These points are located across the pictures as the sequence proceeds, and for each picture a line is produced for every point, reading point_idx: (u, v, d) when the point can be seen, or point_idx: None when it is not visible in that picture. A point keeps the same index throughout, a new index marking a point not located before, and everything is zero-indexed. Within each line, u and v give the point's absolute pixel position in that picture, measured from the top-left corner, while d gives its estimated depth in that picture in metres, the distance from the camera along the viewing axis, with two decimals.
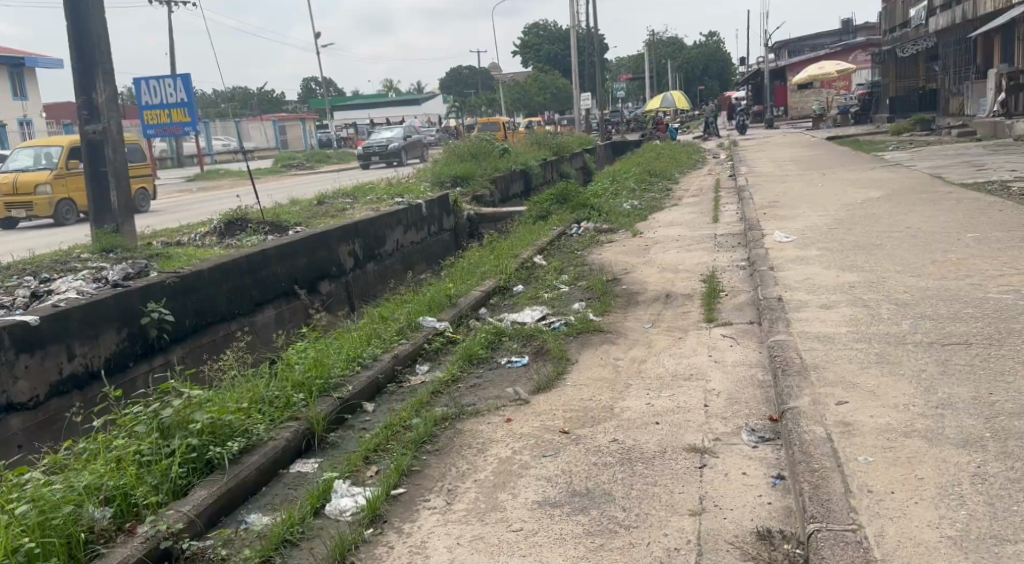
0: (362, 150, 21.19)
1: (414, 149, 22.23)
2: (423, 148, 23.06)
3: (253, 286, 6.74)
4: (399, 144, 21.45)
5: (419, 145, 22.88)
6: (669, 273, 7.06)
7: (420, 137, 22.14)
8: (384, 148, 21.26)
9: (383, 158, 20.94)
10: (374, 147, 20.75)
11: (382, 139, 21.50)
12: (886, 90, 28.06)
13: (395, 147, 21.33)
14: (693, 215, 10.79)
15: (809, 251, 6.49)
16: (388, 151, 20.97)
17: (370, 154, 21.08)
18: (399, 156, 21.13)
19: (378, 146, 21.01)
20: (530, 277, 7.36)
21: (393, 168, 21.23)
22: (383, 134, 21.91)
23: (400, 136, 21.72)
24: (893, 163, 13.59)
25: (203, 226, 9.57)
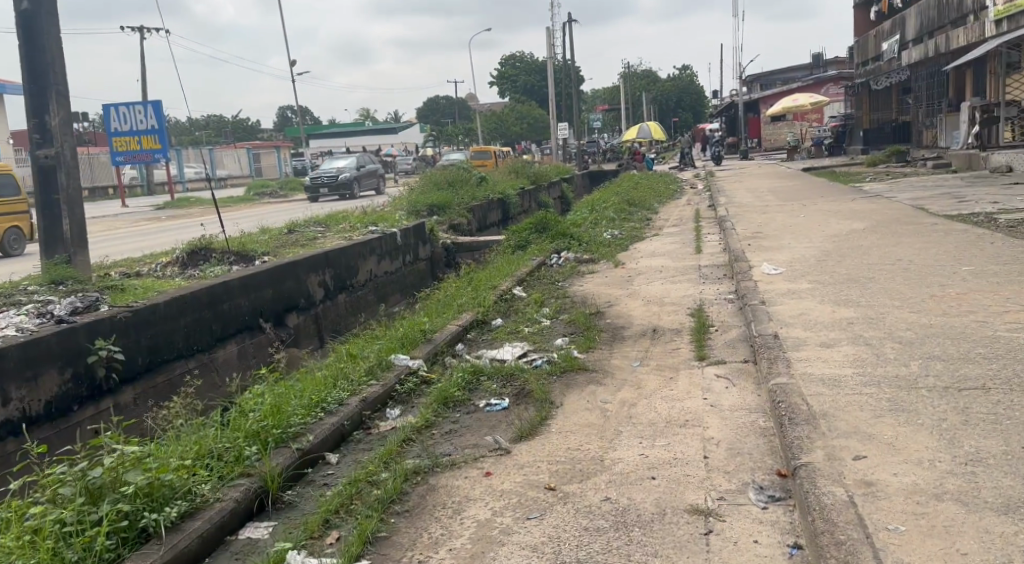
0: (311, 181, 19.97)
1: (368, 180, 21.02)
2: (378, 179, 21.86)
3: (213, 320, 6.40)
4: (351, 174, 20.28)
5: (374, 175, 21.68)
6: (654, 306, 6.76)
7: (374, 167, 21.10)
8: (335, 179, 20.07)
9: (333, 190, 19.70)
10: (324, 178, 19.53)
11: (332, 169, 20.31)
12: (859, 122, 28.27)
13: (347, 177, 20.16)
14: (674, 245, 10.55)
15: (800, 284, 6.23)
16: (339, 181, 19.75)
17: (319, 186, 19.84)
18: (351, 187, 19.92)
19: (328, 177, 19.79)
20: (509, 310, 7.01)
21: (345, 200, 20.05)
22: (334, 163, 20.70)
23: (353, 165, 20.53)
24: (873, 193, 13.49)
25: (165, 256, 9.18)
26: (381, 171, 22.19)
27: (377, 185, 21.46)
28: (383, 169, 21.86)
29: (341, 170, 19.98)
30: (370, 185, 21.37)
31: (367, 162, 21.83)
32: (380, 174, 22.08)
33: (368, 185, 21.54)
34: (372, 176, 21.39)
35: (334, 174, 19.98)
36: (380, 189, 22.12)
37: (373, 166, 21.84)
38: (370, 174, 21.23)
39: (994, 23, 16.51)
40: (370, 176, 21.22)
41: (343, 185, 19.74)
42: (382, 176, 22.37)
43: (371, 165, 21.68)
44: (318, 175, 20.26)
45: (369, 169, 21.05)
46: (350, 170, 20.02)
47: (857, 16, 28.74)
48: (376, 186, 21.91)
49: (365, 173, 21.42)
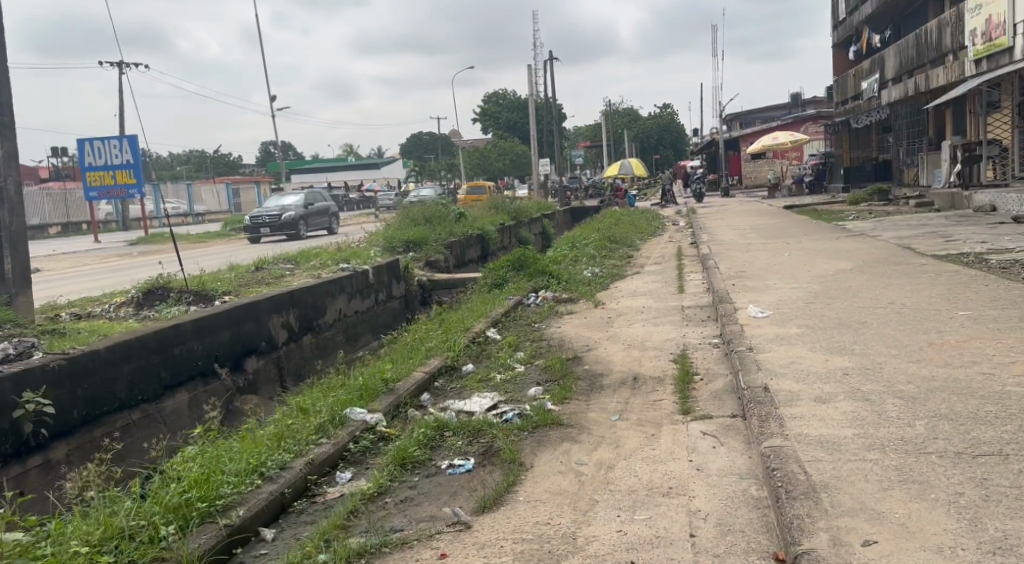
0: (251, 220, 18.29)
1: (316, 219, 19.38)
2: (330, 217, 20.28)
3: (163, 366, 6.10)
4: (296, 213, 18.61)
5: (324, 214, 20.03)
6: (635, 351, 6.37)
7: (322, 204, 19.41)
8: (278, 218, 18.35)
9: (274, 231, 18.01)
10: (264, 217, 17.89)
11: (276, 208, 18.69)
12: (840, 161, 28.33)
13: (291, 217, 18.47)
14: (656, 284, 10.22)
15: (789, 328, 5.88)
16: (282, 222, 18.07)
17: (259, 226, 18.16)
18: (296, 227, 18.26)
19: (269, 216, 18.14)
20: (482, 355, 6.60)
21: (289, 240, 18.36)
22: (279, 201, 19.11)
23: (299, 203, 18.91)
24: (858, 231, 13.28)
25: (120, 295, 8.79)
26: (332, 209, 20.58)
27: (327, 224, 19.89)
28: (334, 207, 20.28)
29: (285, 209, 18.35)
30: (319, 224, 19.71)
31: (317, 200, 20.26)
32: (331, 213, 20.45)
33: (317, 224, 19.86)
34: (321, 215, 19.71)
35: (277, 213, 18.34)
36: (331, 230, 20.50)
37: (322, 204, 20.19)
38: (319, 213, 19.57)
39: (973, 62, 16.53)
40: (319, 215, 19.56)
41: (285, 225, 18.06)
42: (335, 214, 20.77)
43: (320, 202, 20.02)
44: (261, 214, 18.61)
45: (318, 208, 19.44)
46: (295, 208, 18.39)
47: (836, 55, 28.98)
48: (326, 226, 20.25)
49: (313, 212, 19.79)
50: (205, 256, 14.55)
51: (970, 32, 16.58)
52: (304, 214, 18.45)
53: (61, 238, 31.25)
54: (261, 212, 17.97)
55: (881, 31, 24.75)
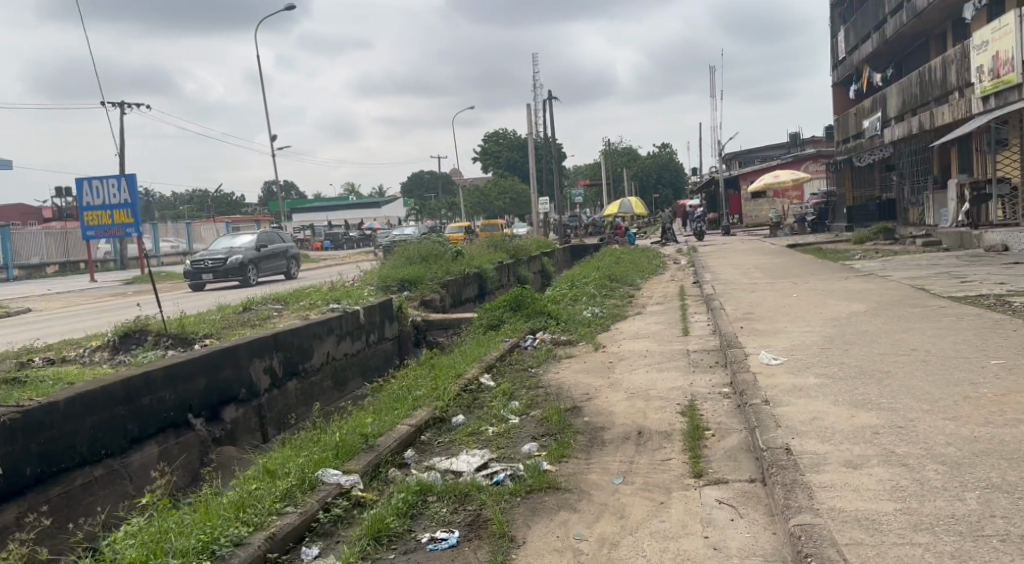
0: (192, 265, 16.24)
1: (270, 262, 17.38)
2: (287, 260, 18.24)
3: (128, 418, 5.76)
4: (244, 257, 16.57)
5: (279, 257, 18.02)
6: (639, 400, 5.89)
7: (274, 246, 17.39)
8: (223, 263, 16.30)
9: (218, 277, 15.97)
10: (206, 261, 15.89)
11: (222, 250, 16.66)
12: (842, 200, 28.03)
13: (238, 261, 16.43)
14: (659, 326, 9.80)
15: (807, 378, 5.43)
16: (227, 267, 16.04)
17: (201, 271, 16.14)
18: (244, 271, 16.26)
19: (213, 260, 16.13)
20: (474, 404, 6.12)
21: (235, 288, 16.29)
22: (230, 242, 17.17)
23: (251, 245, 16.98)
24: (866, 271, 12.90)
25: (96, 339, 8.38)
26: (290, 250, 18.58)
27: (283, 267, 17.88)
28: (294, 249, 18.28)
29: (231, 252, 16.35)
30: (274, 268, 17.70)
31: (273, 241, 18.30)
32: (289, 255, 18.44)
33: (271, 268, 17.83)
34: (276, 257, 17.71)
35: (222, 257, 16.36)
36: (290, 273, 18.51)
37: (278, 245, 18.20)
38: (273, 256, 17.56)
39: (979, 100, 16.30)
40: (273, 257, 17.57)
41: (232, 270, 16.07)
42: (294, 256, 18.78)
43: (275, 243, 18.02)
44: (204, 258, 16.62)
45: (272, 250, 17.46)
46: (243, 251, 16.42)
47: (836, 94, 28.86)
48: (284, 270, 18.24)
49: (267, 254, 17.82)
50: (200, 296, 14.21)
51: (976, 70, 16.37)
52: (253, 256, 16.48)
53: (55, 277, 30.82)
54: (202, 255, 15.93)
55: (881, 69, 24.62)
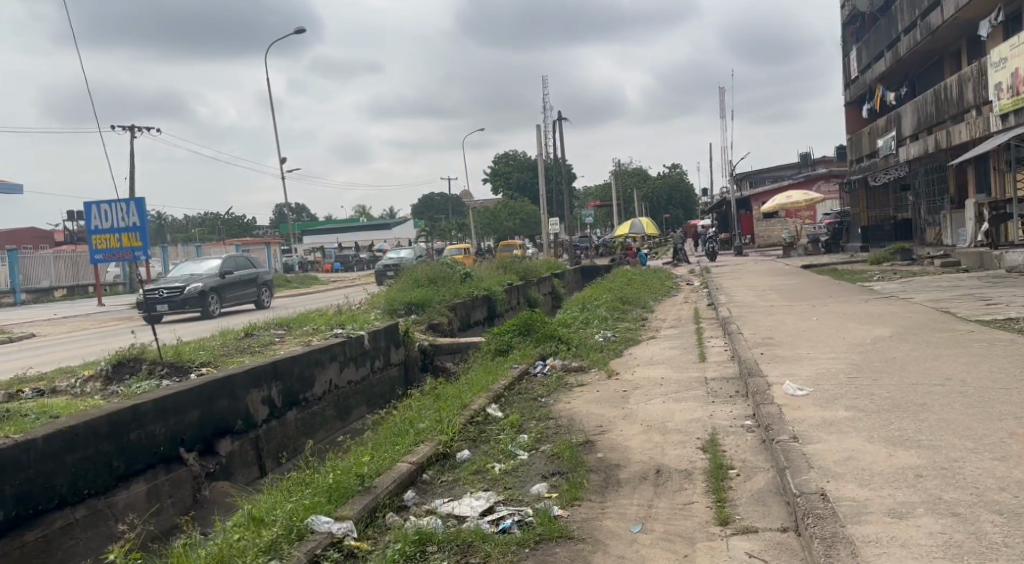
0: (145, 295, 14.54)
1: (235, 291, 15.79)
2: (257, 288, 16.58)
3: (113, 456, 5.56)
4: (204, 286, 14.90)
5: (248, 285, 16.43)
6: (656, 434, 5.52)
7: (238, 273, 15.70)
8: (180, 293, 14.62)
9: (174, 308, 14.38)
10: (161, 291, 14.21)
11: (180, 277, 14.99)
12: (856, 220, 27.57)
13: (198, 290, 14.76)
14: (674, 351, 9.41)
15: (837, 412, 5.07)
16: (184, 297, 14.37)
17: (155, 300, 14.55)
18: (204, 302, 14.61)
19: (168, 290, 14.44)
20: (480, 438, 5.79)
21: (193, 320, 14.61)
22: (191, 269, 15.54)
23: (214, 272, 15.35)
24: (886, 293, 12.49)
25: (90, 368, 8.11)
26: (261, 277, 17.01)
27: (251, 296, 16.21)
28: (265, 275, 16.63)
29: (190, 280, 14.75)
30: (239, 297, 16.03)
31: (242, 267, 16.65)
32: (260, 281, 16.88)
33: (236, 296, 16.15)
34: (243, 285, 16.11)
35: (179, 285, 14.71)
36: (261, 302, 16.93)
37: (247, 271, 16.64)
38: (240, 284, 15.97)
39: (997, 118, 15.93)
40: (239, 285, 16.00)
41: (189, 300, 14.51)
42: (265, 282, 17.20)
43: (244, 269, 16.48)
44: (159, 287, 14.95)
45: (238, 276, 15.90)
46: (203, 279, 14.80)
47: (849, 113, 28.48)
48: (253, 299, 16.65)
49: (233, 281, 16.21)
50: (216, 320, 14.04)
51: (994, 88, 16.02)
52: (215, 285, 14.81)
53: (62, 301, 30.68)
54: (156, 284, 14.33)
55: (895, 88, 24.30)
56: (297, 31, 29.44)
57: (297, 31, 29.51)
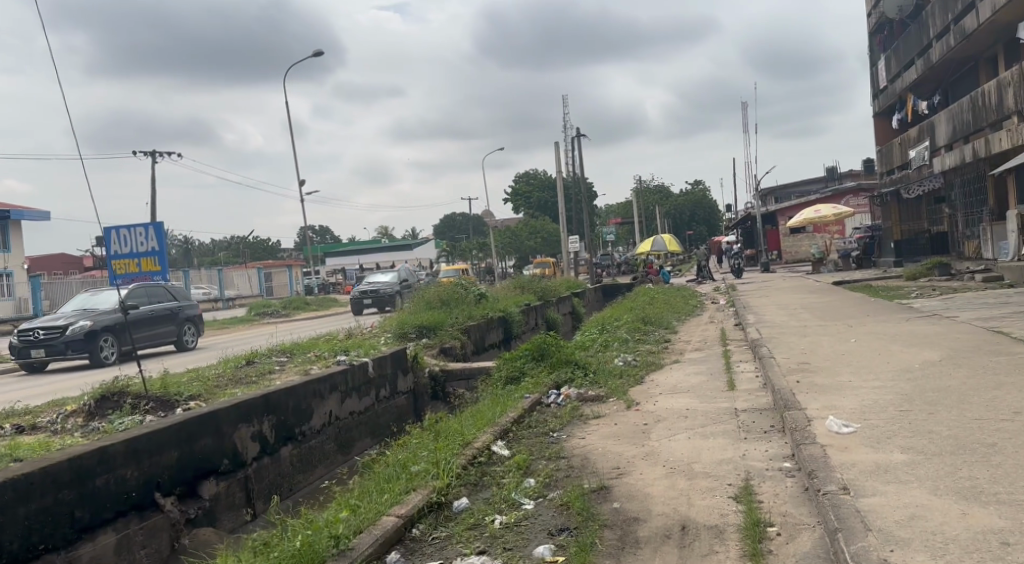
0: (20, 338, 12.07)
1: (142, 330, 13.11)
2: (174, 324, 13.96)
3: (74, 506, 5.00)
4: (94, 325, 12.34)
5: (164, 322, 13.73)
6: (682, 479, 4.85)
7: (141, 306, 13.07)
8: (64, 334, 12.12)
9: (54, 353, 11.90)
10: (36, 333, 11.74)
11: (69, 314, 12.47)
12: (888, 234, 26.63)
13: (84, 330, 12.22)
14: (700, 377, 8.68)
15: (894, 456, 4.38)
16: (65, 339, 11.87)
17: (32, 343, 12.05)
18: (92, 344, 12.07)
19: (47, 331, 11.95)
20: (482, 481, 5.16)
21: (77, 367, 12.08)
22: (88, 302, 13.01)
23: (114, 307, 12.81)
24: (928, 311, 11.68)
25: (73, 402, 7.59)
26: (184, 311, 14.30)
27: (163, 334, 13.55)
28: (183, 309, 13.97)
29: (78, 319, 12.21)
30: (149, 336, 13.40)
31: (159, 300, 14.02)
32: (181, 317, 14.16)
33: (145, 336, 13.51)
34: (155, 323, 13.41)
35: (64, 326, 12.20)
36: (183, 342, 14.21)
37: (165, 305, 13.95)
38: (150, 321, 13.29)
39: None
40: (151, 323, 13.36)
41: (72, 343, 11.92)
42: (191, 318, 14.47)
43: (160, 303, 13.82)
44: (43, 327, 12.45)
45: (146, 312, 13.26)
46: (93, 317, 12.27)
47: (878, 124, 27.62)
48: (172, 339, 13.93)
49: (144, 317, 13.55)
50: (221, 349, 13.52)
51: None
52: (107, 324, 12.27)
53: None
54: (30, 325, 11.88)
55: (927, 97, 23.47)
56: (314, 55, 29.20)
57: (315, 53, 29.30)
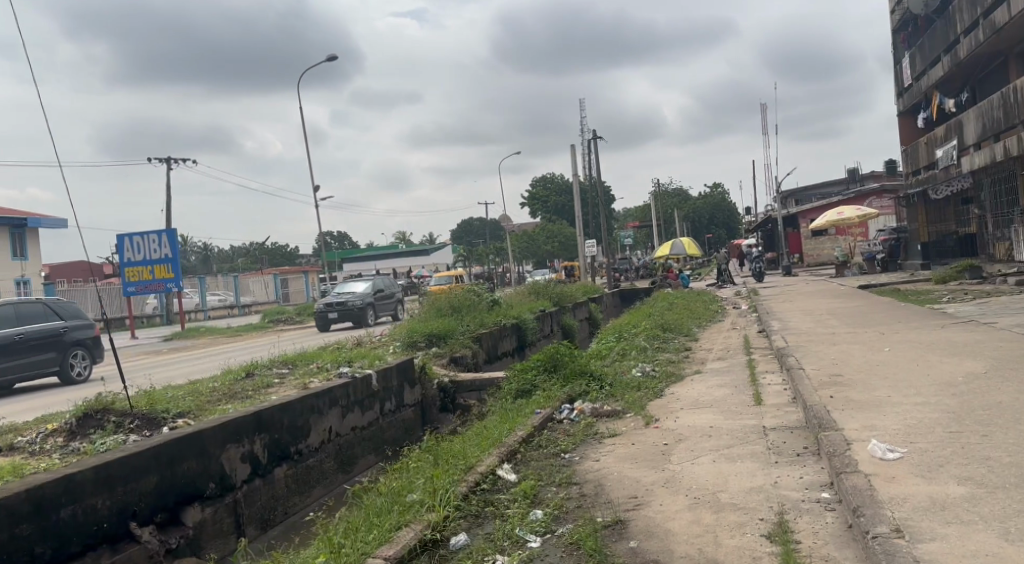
0: None
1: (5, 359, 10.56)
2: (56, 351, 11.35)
3: (32, 543, 4.54)
4: None
5: (38, 348, 11.13)
6: (707, 513, 4.31)
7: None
8: None
9: None
10: None
11: None
12: (914, 236, 25.89)
13: None
14: (724, 390, 8.11)
15: (952, 490, 3.83)
16: None
17: None
18: None
19: None
20: (484, 512, 4.66)
21: None
22: None
23: None
24: (963, 317, 11.03)
25: (55, 421, 7.15)
26: (69, 334, 11.62)
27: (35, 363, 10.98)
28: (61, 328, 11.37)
29: None
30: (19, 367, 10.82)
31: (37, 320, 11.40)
32: (65, 341, 11.55)
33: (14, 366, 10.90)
34: (24, 350, 10.85)
35: None
36: (65, 372, 11.51)
37: (42, 326, 11.33)
38: (15, 348, 10.71)
39: None
40: (14, 350, 10.71)
41: None
42: (79, 343, 11.77)
43: (37, 323, 11.25)
44: None
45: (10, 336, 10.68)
46: None
47: (902, 123, 26.86)
48: (54, 368, 11.37)
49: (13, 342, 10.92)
50: (224, 360, 13.06)
51: None
52: None
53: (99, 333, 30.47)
54: None
55: (954, 95, 22.71)
56: (329, 59, 29.12)
57: (330, 58, 29.11)
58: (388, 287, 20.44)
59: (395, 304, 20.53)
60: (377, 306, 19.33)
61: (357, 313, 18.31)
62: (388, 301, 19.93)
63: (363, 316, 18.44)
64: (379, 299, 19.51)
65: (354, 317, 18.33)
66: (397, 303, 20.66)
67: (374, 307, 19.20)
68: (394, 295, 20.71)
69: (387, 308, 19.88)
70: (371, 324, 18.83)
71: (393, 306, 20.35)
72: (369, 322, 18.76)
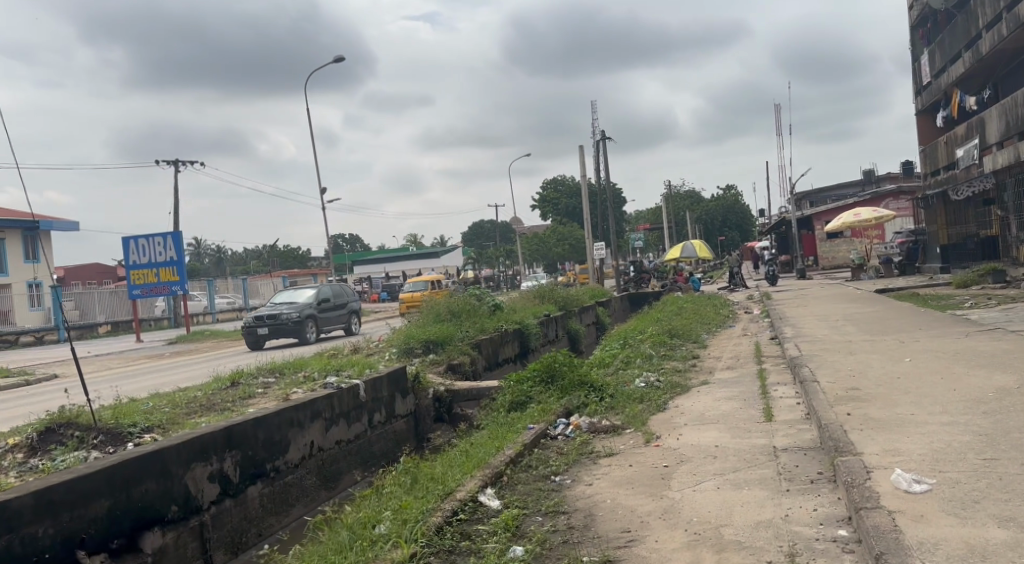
0: None
1: None
2: None
3: None
4: None
5: None
6: (707, 555, 3.77)
7: None
8: None
9: None
10: None
11: None
12: (932, 238, 25.26)
13: None
14: (733, 404, 7.58)
15: (993, 534, 3.29)
16: None
17: None
18: None
19: None
20: (459, 545, 4.17)
21: None
22: None
23: None
24: (989, 325, 10.39)
25: (13, 436, 6.68)
26: None
27: None
28: None
29: None
30: None
31: None
32: None
33: None
34: None
35: None
36: None
37: None
38: None
39: None
40: None
41: None
42: None
43: None
44: None
45: None
46: None
47: (921, 123, 26.18)
48: None
49: None
50: (212, 367, 12.61)
51: None
52: None
53: (104, 336, 30.15)
54: None
55: (975, 93, 22.07)
56: (336, 61, 28.74)
57: (337, 61, 28.72)
58: (337, 297, 19.21)
59: (345, 316, 19.26)
60: (319, 318, 18.10)
61: (292, 327, 17.10)
62: (333, 312, 18.68)
63: (297, 331, 17.19)
64: (322, 310, 18.25)
65: (288, 333, 17.10)
66: (348, 314, 19.38)
67: (314, 319, 17.97)
68: (346, 305, 19.47)
69: (333, 320, 18.61)
70: (309, 338, 17.61)
71: (342, 318, 19.08)
72: (308, 337, 17.49)
